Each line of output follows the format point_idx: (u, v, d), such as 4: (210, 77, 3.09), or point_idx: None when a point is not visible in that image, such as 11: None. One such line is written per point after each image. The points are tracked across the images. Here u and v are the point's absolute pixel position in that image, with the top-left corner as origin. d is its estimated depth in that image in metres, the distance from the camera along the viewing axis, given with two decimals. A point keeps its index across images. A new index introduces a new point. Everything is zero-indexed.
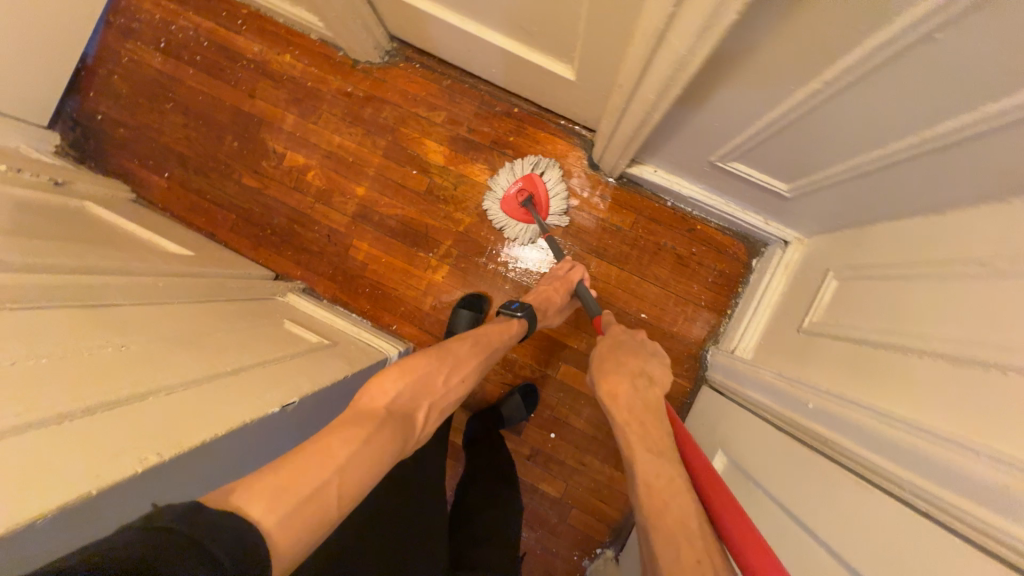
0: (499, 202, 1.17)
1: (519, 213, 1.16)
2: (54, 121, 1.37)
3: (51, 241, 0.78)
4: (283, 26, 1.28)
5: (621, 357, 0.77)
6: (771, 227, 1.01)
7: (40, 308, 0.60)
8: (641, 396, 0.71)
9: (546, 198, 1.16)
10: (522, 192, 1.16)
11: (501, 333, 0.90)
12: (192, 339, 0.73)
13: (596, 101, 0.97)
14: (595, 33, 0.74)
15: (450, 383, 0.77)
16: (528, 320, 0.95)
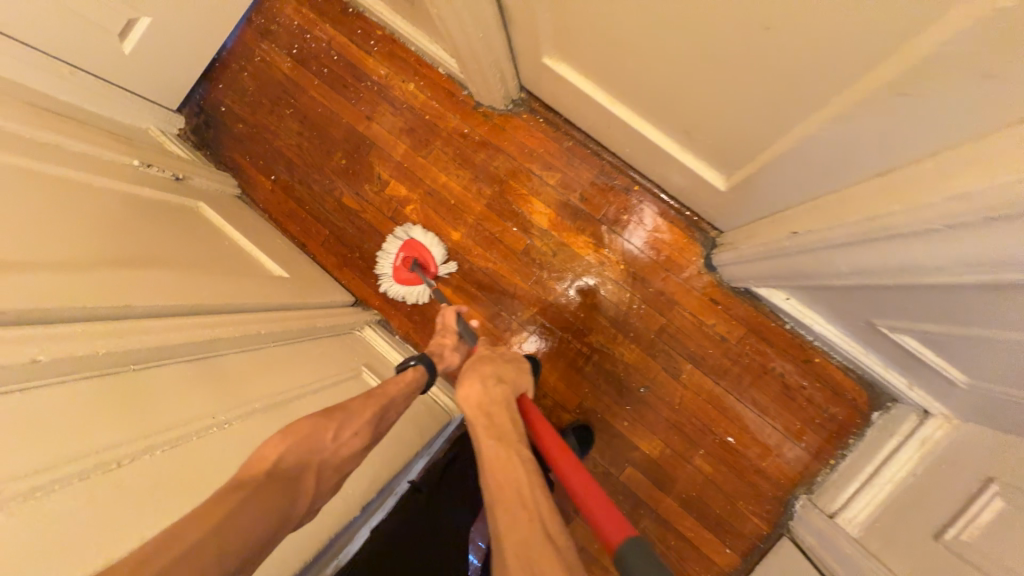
0: (391, 278, 1.18)
1: (410, 279, 1.18)
2: (182, 105, 1.43)
3: (169, 265, 0.79)
4: (415, 54, 1.26)
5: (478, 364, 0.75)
6: (914, 393, 0.88)
7: (157, 365, 0.59)
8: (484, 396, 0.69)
9: (432, 259, 1.18)
10: (406, 260, 1.18)
11: (399, 386, 0.74)
12: (283, 402, 0.71)
13: (741, 214, 0.88)
14: (781, 168, 0.64)
15: (342, 437, 0.61)
16: (427, 370, 0.81)
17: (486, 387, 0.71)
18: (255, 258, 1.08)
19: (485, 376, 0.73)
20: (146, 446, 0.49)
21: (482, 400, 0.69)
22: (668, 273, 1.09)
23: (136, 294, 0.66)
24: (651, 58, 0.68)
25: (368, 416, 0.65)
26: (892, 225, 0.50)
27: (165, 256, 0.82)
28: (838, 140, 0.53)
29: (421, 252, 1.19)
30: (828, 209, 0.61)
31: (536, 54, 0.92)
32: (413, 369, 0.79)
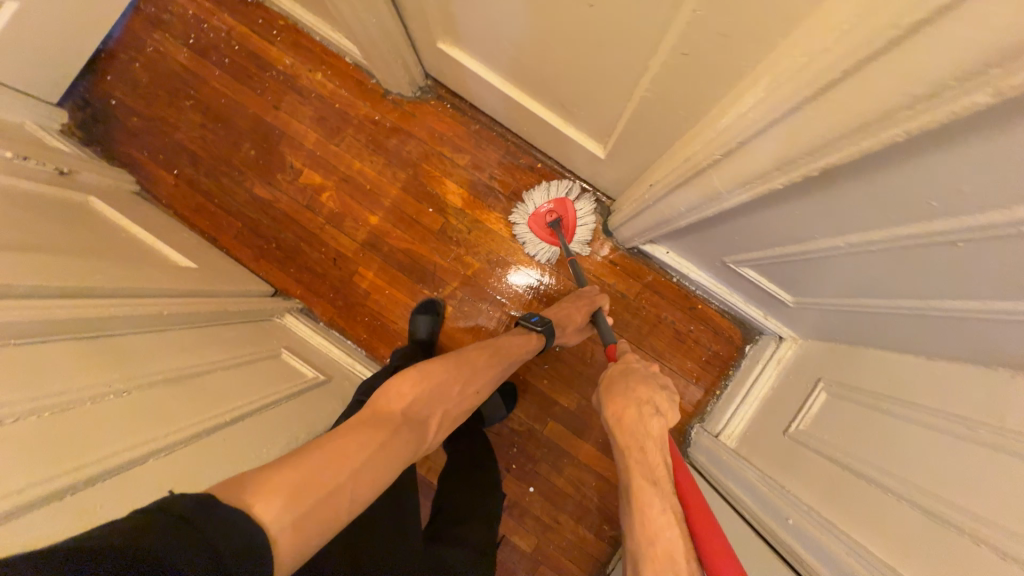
0: (528, 220, 1.17)
1: (547, 233, 1.17)
2: (64, 99, 1.33)
3: (58, 253, 0.77)
4: (319, 43, 1.27)
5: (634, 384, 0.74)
6: (770, 322, 1.06)
7: (47, 341, 0.59)
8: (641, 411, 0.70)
9: (574, 224, 1.16)
10: (552, 213, 1.15)
11: (523, 350, 0.91)
12: (195, 374, 0.73)
13: (622, 180, 1.01)
14: (633, 131, 0.76)
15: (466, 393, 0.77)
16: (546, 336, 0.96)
17: (640, 415, 0.69)
18: (160, 251, 1.05)
19: (643, 404, 0.70)
20: (36, 407, 0.50)
21: (632, 425, 0.69)
22: (574, 241, 1.20)
23: (19, 275, 0.64)
24: (524, 41, 0.78)
25: (485, 379, 0.81)
26: (694, 163, 0.60)
27: (53, 245, 0.79)
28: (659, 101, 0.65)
29: (568, 211, 1.15)
30: (667, 163, 0.72)
31: (430, 39, 0.99)
32: (538, 335, 0.95)
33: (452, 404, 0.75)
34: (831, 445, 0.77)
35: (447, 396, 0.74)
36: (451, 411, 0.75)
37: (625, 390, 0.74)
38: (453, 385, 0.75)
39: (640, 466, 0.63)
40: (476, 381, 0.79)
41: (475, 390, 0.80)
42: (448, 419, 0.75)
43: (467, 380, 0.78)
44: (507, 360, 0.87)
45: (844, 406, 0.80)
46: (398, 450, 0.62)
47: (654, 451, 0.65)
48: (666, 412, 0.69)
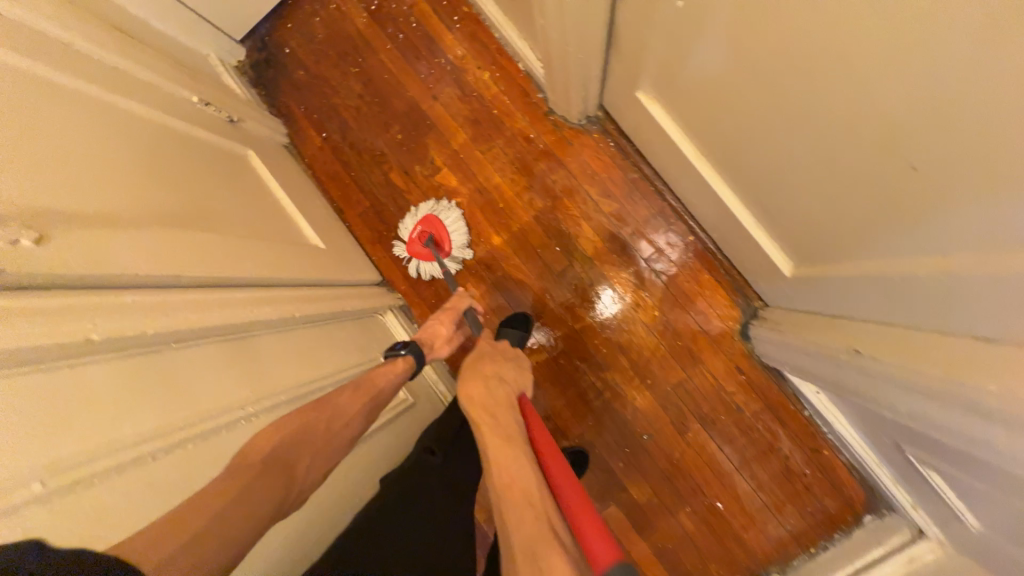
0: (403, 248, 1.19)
1: (426, 254, 1.17)
2: (245, 37, 1.37)
3: (217, 230, 0.78)
4: (496, 42, 1.19)
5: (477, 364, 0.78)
6: (915, 512, 0.89)
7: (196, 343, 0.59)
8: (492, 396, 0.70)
9: (445, 237, 1.17)
10: (422, 235, 1.17)
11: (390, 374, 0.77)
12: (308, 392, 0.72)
13: (796, 301, 0.86)
14: (863, 285, 0.62)
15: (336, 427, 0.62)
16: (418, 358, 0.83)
17: (489, 388, 0.71)
18: (294, 223, 1.05)
19: (487, 379, 0.74)
20: (176, 441, 0.49)
21: (486, 400, 0.69)
22: (702, 332, 1.08)
23: (187, 260, 0.65)
24: (759, 138, 0.65)
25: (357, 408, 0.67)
26: (967, 398, 0.46)
27: (215, 218, 0.80)
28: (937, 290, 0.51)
29: (438, 227, 1.17)
30: (900, 345, 0.57)
31: (631, 86, 0.87)
32: (404, 358, 0.82)
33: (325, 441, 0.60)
34: None
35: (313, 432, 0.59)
36: (326, 448, 0.60)
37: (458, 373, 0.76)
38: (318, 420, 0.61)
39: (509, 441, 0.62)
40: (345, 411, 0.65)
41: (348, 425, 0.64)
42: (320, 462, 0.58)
43: (339, 412, 0.64)
44: (376, 395, 0.71)
45: None
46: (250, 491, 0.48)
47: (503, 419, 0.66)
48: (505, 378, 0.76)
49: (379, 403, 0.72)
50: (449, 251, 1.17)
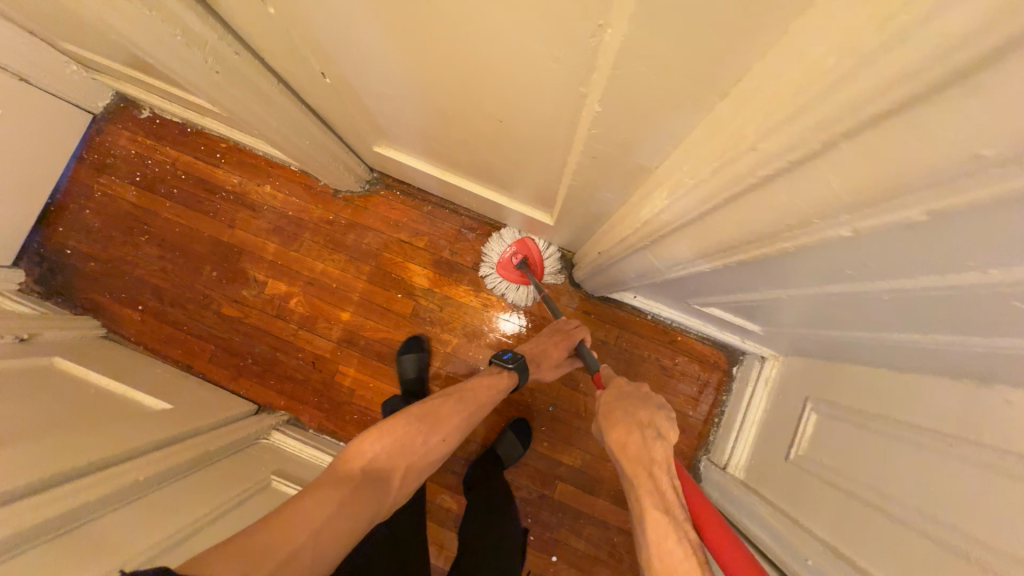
0: (495, 268, 1.19)
1: (518, 276, 1.18)
2: (18, 257, 1.32)
3: (35, 439, 0.75)
4: (263, 158, 1.31)
5: (632, 407, 0.78)
6: (748, 345, 1.07)
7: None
8: (640, 447, 0.72)
9: (540, 261, 1.17)
10: (517, 256, 1.16)
11: (490, 388, 0.94)
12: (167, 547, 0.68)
13: (576, 239, 1.04)
14: (572, 205, 0.80)
15: (430, 443, 0.82)
16: (518, 372, 0.98)
17: (645, 440, 0.72)
18: (131, 398, 1.02)
19: (644, 427, 0.74)
20: None
21: (637, 451, 0.73)
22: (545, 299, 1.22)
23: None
24: (449, 142, 0.82)
25: (452, 424, 0.86)
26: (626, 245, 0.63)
27: (24, 427, 0.77)
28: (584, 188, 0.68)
29: (530, 250, 1.16)
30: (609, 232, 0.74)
31: (370, 146, 1.03)
32: (511, 373, 0.96)
33: (419, 453, 0.80)
34: (832, 470, 0.77)
35: (414, 448, 0.80)
36: (416, 463, 0.80)
37: (625, 414, 0.78)
38: (418, 436, 0.81)
39: (653, 493, 0.66)
40: (441, 430, 0.84)
41: (441, 439, 0.84)
42: (416, 471, 0.80)
43: (436, 429, 0.84)
44: (472, 409, 0.90)
45: (835, 428, 0.80)
46: (359, 506, 0.69)
47: (662, 475, 0.68)
48: (669, 435, 0.73)
49: (470, 417, 0.90)
50: (542, 275, 1.17)
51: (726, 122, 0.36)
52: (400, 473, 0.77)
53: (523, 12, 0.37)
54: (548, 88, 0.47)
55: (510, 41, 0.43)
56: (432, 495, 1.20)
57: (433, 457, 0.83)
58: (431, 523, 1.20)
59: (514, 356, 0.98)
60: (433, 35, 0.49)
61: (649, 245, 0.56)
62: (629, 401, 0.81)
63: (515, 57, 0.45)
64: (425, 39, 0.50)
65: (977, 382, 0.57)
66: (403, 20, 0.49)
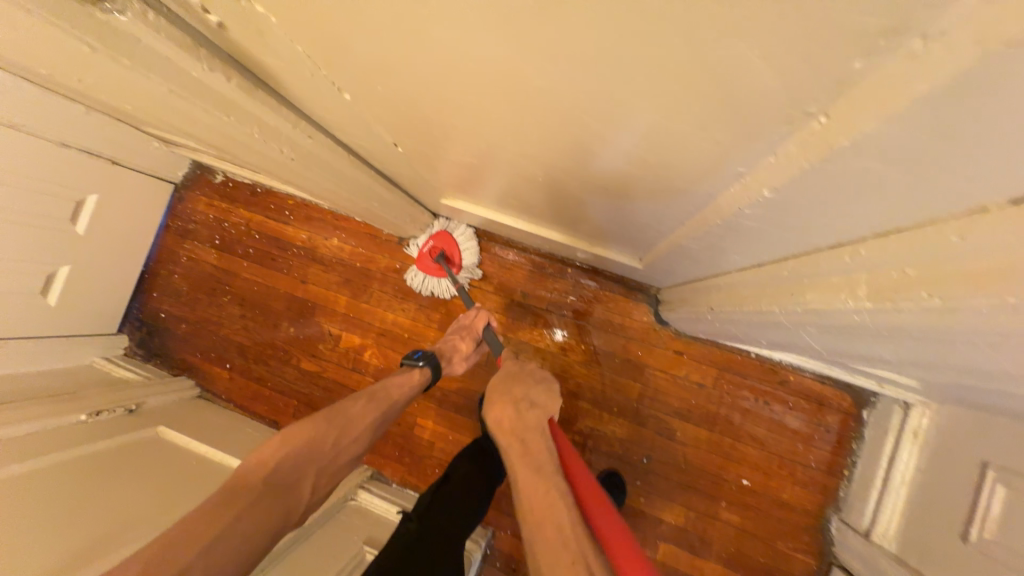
0: (415, 263, 1.19)
1: (436, 268, 1.17)
2: (122, 323, 1.42)
3: (118, 548, 0.74)
4: (329, 211, 1.31)
5: (508, 383, 0.73)
6: (887, 390, 0.90)
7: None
8: (519, 415, 0.66)
9: (456, 253, 1.15)
10: (433, 249, 1.16)
11: (402, 386, 0.87)
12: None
13: (666, 280, 0.93)
14: (676, 257, 0.69)
15: (342, 442, 0.73)
16: (431, 371, 0.92)
17: (519, 413, 0.67)
18: (227, 468, 1.04)
19: (519, 400, 0.69)
20: None
21: (515, 422, 0.65)
22: (628, 338, 1.12)
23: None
24: (529, 197, 0.75)
25: (367, 421, 0.78)
26: (771, 320, 0.52)
27: (117, 529, 0.79)
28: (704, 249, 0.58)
29: (449, 244, 1.15)
30: (727, 290, 0.62)
31: (436, 198, 0.99)
32: (424, 370, 0.90)
33: (329, 456, 0.71)
34: None
35: (321, 452, 0.70)
36: (327, 467, 0.71)
37: (502, 389, 0.73)
38: (328, 437, 0.71)
39: (525, 456, 0.58)
40: (354, 430, 0.75)
41: (354, 439, 0.75)
42: (327, 476, 0.71)
43: (349, 427, 0.75)
44: (387, 409, 0.82)
45: None
46: (262, 513, 0.60)
47: (533, 438, 0.62)
48: (541, 403, 0.70)
49: (385, 415, 0.82)
50: (460, 267, 1.16)
51: (982, 249, 0.25)
52: (314, 475, 0.69)
53: (695, 97, 0.29)
54: (691, 162, 0.38)
55: (658, 121, 0.34)
56: (521, 554, 1.14)
57: (350, 457, 0.75)
58: None
59: (422, 353, 0.93)
60: (543, 111, 0.41)
61: (810, 326, 0.45)
62: (511, 376, 0.77)
63: (656, 135, 0.36)
64: (532, 116, 0.43)
65: None
66: (505, 99, 0.41)
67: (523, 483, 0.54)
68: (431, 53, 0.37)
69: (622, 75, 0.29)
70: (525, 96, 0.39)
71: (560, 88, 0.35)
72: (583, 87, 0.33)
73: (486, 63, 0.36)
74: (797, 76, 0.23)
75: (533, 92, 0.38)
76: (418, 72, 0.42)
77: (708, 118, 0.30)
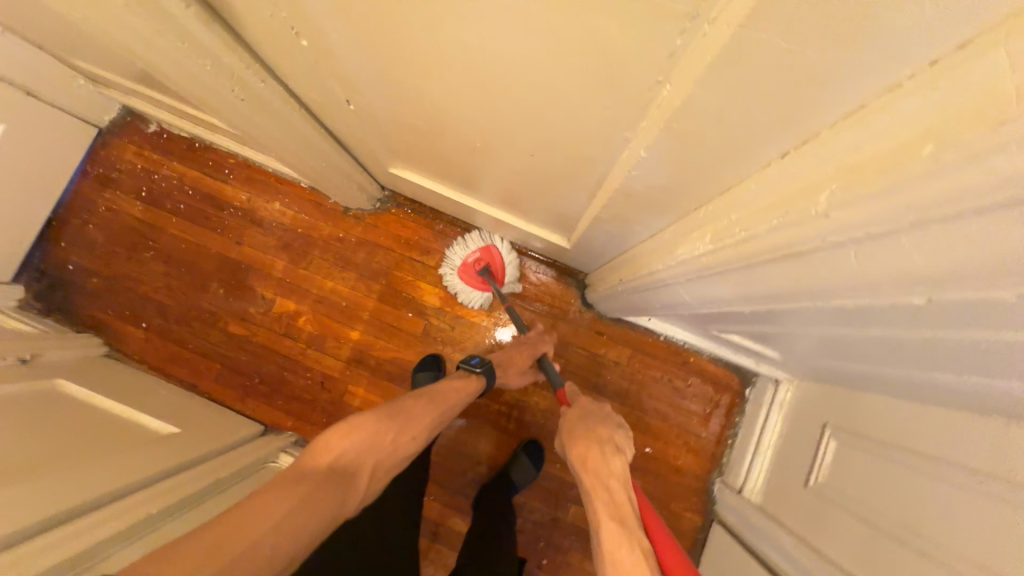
0: (457, 272, 1.20)
1: (478, 281, 1.19)
2: (18, 274, 1.30)
3: None
4: (272, 173, 1.29)
5: (592, 425, 0.84)
6: (763, 368, 1.07)
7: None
8: (603, 463, 0.77)
9: (501, 267, 1.19)
10: (478, 261, 1.18)
11: (459, 391, 0.93)
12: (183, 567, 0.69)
13: (592, 262, 1.04)
14: (592, 232, 0.79)
15: (400, 440, 0.80)
16: (487, 376, 0.98)
17: (603, 455, 0.78)
18: (138, 423, 1.00)
19: (605, 444, 0.80)
20: None
21: (599, 467, 0.77)
22: (557, 318, 1.22)
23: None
24: (470, 169, 0.82)
25: (424, 422, 0.84)
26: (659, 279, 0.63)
27: (14, 464, 0.72)
28: (612, 220, 0.68)
29: (495, 258, 1.19)
30: (631, 261, 0.73)
31: (386, 167, 1.03)
32: (478, 376, 0.96)
33: (387, 453, 0.78)
34: (856, 501, 0.76)
35: (380, 447, 0.76)
36: (385, 461, 0.78)
37: (590, 434, 0.83)
38: (387, 434, 0.78)
39: (610, 506, 0.71)
40: (412, 430, 0.82)
41: (411, 437, 0.82)
42: (382, 470, 0.78)
43: (405, 429, 0.81)
44: (441, 413, 0.88)
45: (857, 456, 0.79)
46: (325, 502, 0.66)
47: (618, 488, 0.74)
48: (625, 451, 0.80)
49: (438, 421, 0.88)
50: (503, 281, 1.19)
51: (767, 190, 0.35)
52: (369, 470, 0.74)
53: (581, 62, 0.37)
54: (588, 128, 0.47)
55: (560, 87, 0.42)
56: (442, 519, 1.19)
57: (405, 455, 0.81)
58: (440, 547, 1.18)
59: (479, 360, 0.99)
60: (473, 75, 0.48)
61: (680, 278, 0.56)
62: (590, 416, 0.88)
63: (560, 101, 0.44)
64: (463, 79, 0.50)
65: (1002, 419, 0.56)
66: (440, 58, 0.47)
67: (608, 529, 0.67)
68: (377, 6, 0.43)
69: (529, 38, 0.37)
70: (457, 58, 0.46)
71: (484, 50, 0.42)
72: (502, 50, 0.41)
73: (424, 20, 0.42)
74: (641, 46, 0.32)
75: (464, 53, 0.44)
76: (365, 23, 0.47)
77: (593, 84, 0.39)
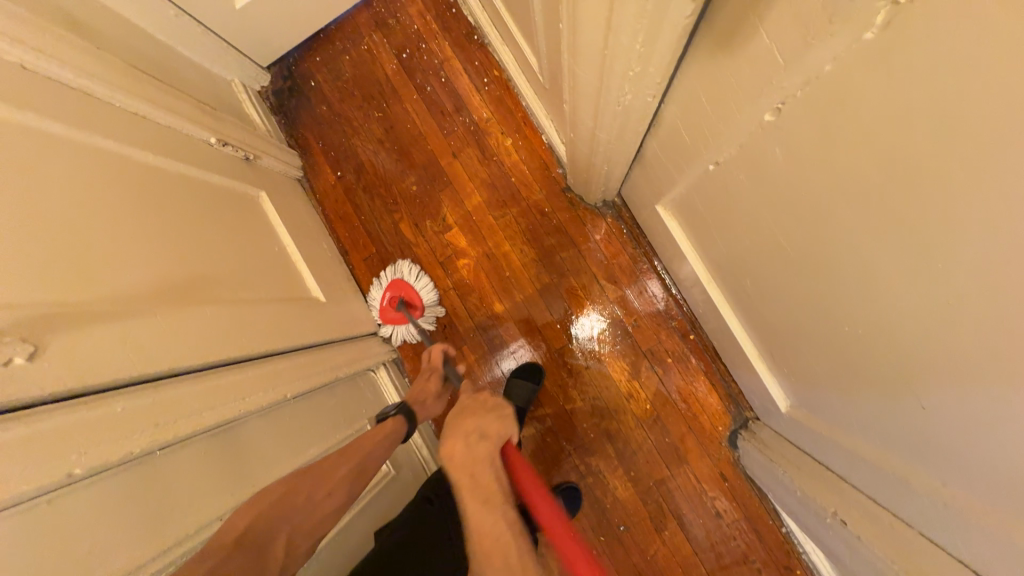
0: (377, 314, 1.20)
1: (397, 317, 1.19)
2: (273, 63, 1.34)
3: (202, 300, 0.73)
4: (524, 111, 1.20)
5: (457, 419, 0.71)
6: None
7: (138, 464, 0.52)
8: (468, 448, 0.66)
9: (417, 298, 1.19)
10: (393, 299, 1.19)
11: (373, 437, 0.77)
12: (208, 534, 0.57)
13: (785, 433, 0.86)
14: (850, 457, 0.63)
15: (316, 499, 0.64)
16: (407, 416, 0.85)
17: (467, 444, 0.66)
18: (298, 272, 1.05)
19: (468, 433, 0.67)
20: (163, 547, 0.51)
21: (464, 459, 0.65)
22: (690, 430, 1.09)
23: (123, 358, 0.56)
24: (767, 292, 0.66)
25: (337, 475, 0.68)
26: None
27: (199, 284, 0.74)
28: (926, 507, 0.51)
29: (407, 290, 1.19)
30: (895, 540, 0.57)
31: (652, 198, 0.88)
32: (396, 418, 0.84)
33: (303, 512, 0.61)
34: None
35: (295, 506, 0.61)
36: (305, 522, 0.61)
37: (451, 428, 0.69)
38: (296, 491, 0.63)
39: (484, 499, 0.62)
40: (326, 482, 0.66)
41: (327, 494, 0.65)
42: (311, 528, 0.61)
43: (325, 480, 0.66)
44: (364, 457, 0.73)
45: None
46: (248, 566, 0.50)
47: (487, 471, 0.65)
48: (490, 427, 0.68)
49: (363, 465, 0.72)
50: (421, 312, 1.18)
51: None
52: (288, 533, 0.58)
53: None
54: None
55: None
56: None
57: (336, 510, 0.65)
58: None
59: (394, 406, 0.88)
60: (1009, 356, 0.31)
61: None
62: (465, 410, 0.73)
63: None
64: (986, 339, 0.33)
65: None
66: (988, 305, 0.31)
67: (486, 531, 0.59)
68: (1001, 225, 0.27)
69: None
70: (1023, 333, 0.30)
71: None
72: None
73: None
74: None
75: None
76: (925, 196, 0.32)
77: None
